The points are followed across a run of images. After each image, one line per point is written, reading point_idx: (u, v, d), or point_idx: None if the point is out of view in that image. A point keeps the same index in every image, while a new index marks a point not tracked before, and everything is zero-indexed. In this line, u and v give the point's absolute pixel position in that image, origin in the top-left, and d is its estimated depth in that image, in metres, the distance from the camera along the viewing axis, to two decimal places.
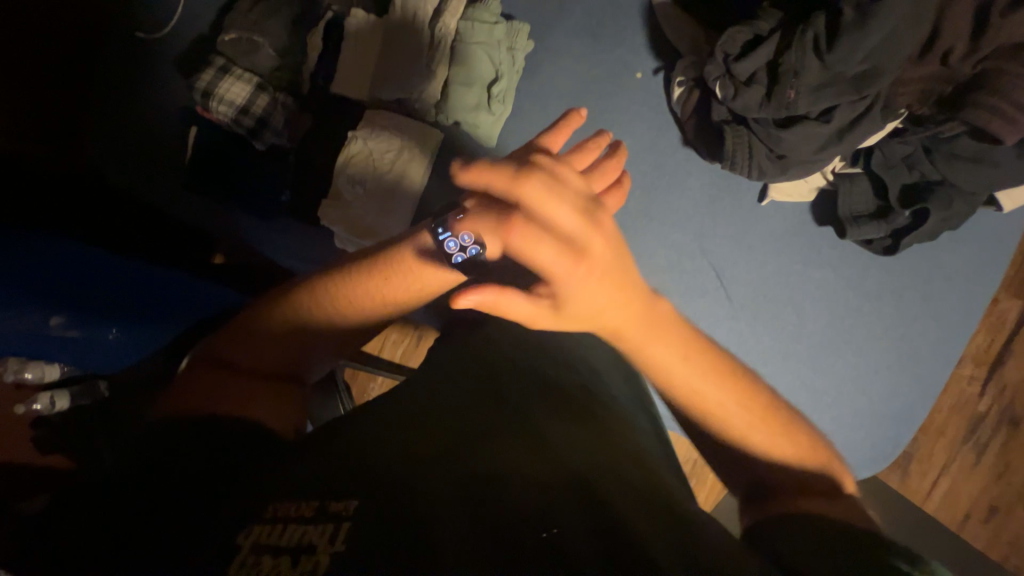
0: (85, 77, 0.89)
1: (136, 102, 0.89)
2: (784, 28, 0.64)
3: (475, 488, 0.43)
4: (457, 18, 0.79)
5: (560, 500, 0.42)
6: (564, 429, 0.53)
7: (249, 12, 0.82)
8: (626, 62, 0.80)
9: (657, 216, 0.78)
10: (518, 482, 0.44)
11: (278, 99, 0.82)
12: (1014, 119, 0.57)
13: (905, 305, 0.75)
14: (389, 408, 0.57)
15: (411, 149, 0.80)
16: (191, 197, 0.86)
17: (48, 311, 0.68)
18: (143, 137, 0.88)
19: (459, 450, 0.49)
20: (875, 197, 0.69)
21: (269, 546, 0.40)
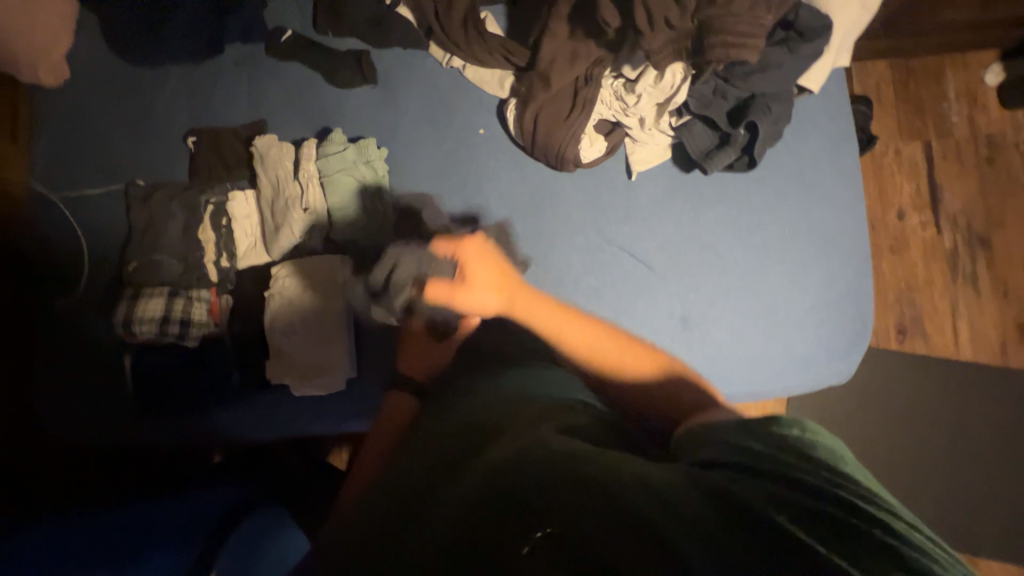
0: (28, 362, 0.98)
1: (76, 360, 0.96)
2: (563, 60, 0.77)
3: (467, 517, 0.40)
4: (313, 159, 0.87)
5: (560, 493, 0.39)
6: (480, 437, 0.53)
7: (142, 241, 0.91)
8: (468, 126, 0.90)
9: (556, 233, 0.85)
10: (510, 486, 0.41)
11: (195, 296, 0.87)
12: (747, 43, 0.66)
13: (797, 199, 0.80)
14: (384, 491, 0.53)
15: (327, 281, 0.86)
16: (150, 422, 0.88)
17: None
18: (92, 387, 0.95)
19: (450, 488, 0.46)
20: (712, 132, 0.76)
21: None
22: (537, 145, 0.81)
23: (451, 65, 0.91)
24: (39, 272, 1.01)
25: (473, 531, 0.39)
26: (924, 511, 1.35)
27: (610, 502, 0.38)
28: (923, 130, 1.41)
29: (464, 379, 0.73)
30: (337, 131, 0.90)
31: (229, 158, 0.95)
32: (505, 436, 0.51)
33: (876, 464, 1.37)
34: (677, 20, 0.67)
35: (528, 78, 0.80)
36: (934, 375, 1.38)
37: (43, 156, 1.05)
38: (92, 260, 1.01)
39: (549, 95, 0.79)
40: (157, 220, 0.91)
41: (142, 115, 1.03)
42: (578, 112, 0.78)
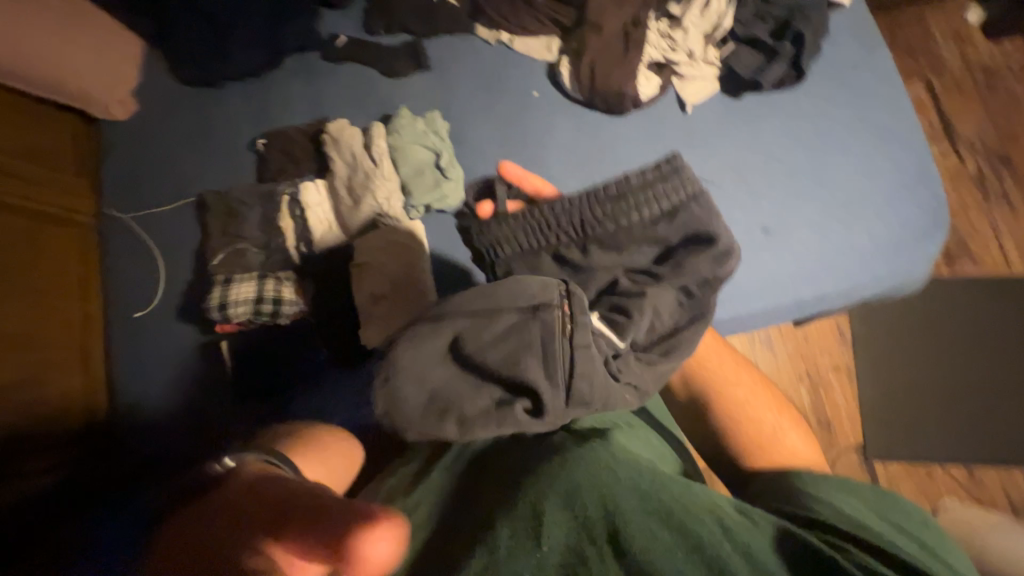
0: (116, 373, 1.02)
1: (166, 364, 1.00)
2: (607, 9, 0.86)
3: (540, 503, 0.51)
4: (384, 135, 0.93)
5: (628, 506, 0.50)
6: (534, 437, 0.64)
7: (224, 233, 0.95)
8: (521, 88, 0.95)
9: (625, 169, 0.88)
10: (581, 485, 0.52)
11: (282, 277, 0.92)
12: None
13: (845, 102, 0.85)
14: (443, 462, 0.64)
15: (408, 244, 0.89)
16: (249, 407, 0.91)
17: None
18: (181, 387, 0.98)
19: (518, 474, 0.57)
20: (757, 50, 0.85)
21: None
22: (596, 92, 0.88)
23: (498, 40, 0.98)
24: (123, 289, 1.06)
25: (538, 513, 0.49)
26: (1013, 431, 1.32)
27: (673, 526, 0.48)
28: (921, 69, 1.51)
29: None
30: (403, 109, 0.96)
31: (298, 153, 1.00)
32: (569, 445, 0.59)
33: (954, 391, 1.35)
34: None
35: (580, 32, 0.89)
36: (993, 293, 1.38)
37: (114, 182, 1.10)
38: (165, 270, 1.05)
39: (601, 42, 0.87)
40: (237, 213, 0.95)
41: (206, 130, 1.09)
42: (636, 47, 0.86)
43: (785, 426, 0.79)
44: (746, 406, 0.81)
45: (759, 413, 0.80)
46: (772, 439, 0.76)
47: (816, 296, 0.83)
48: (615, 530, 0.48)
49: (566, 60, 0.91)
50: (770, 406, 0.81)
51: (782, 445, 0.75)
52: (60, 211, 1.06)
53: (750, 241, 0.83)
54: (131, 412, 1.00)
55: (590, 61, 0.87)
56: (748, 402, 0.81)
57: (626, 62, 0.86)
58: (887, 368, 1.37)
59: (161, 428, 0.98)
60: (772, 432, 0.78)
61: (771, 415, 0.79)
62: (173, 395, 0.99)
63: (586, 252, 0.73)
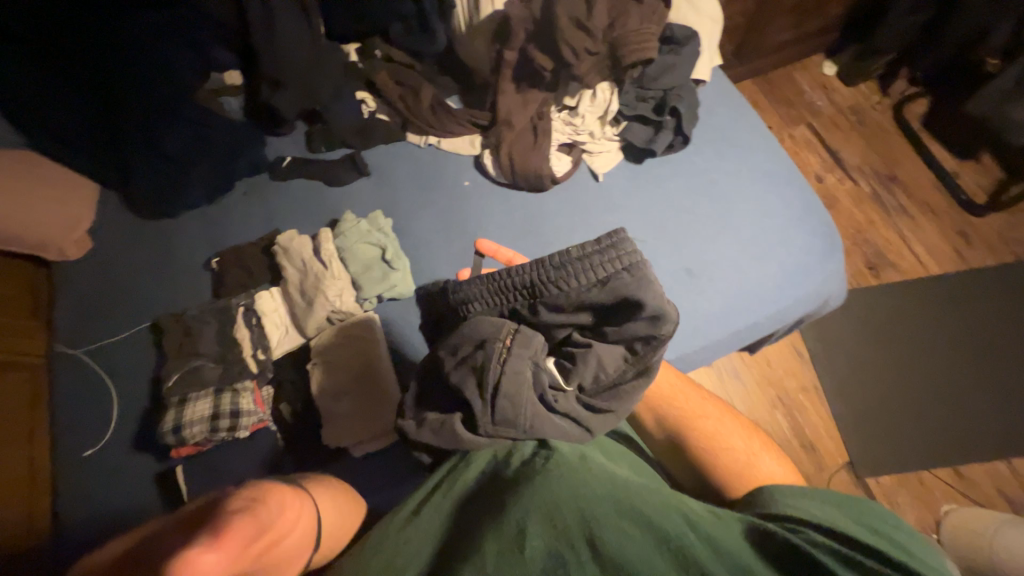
0: (62, 523, 0.94)
1: (120, 503, 0.95)
2: (515, 108, 1.00)
3: (523, 522, 0.52)
4: (332, 239, 1.00)
5: (608, 515, 0.52)
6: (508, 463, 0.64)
7: (179, 353, 0.95)
8: (454, 181, 1.06)
9: (556, 237, 0.97)
10: (563, 498, 0.54)
11: (239, 388, 0.91)
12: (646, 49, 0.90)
13: (730, 156, 1.00)
14: (425, 499, 0.62)
15: (363, 339, 0.92)
16: None
17: None
18: (136, 525, 0.92)
19: (497, 497, 0.58)
20: (647, 125, 0.98)
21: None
22: (517, 174, 0.99)
23: (427, 143, 1.11)
24: (72, 429, 1.02)
25: (521, 531, 0.51)
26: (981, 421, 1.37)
27: (647, 526, 0.51)
28: (802, 115, 1.75)
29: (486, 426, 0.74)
30: (348, 213, 1.04)
31: (251, 265, 1.06)
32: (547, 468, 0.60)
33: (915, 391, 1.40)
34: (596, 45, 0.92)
35: (496, 129, 1.02)
36: (920, 294, 1.50)
37: (66, 320, 1.11)
38: (119, 401, 1.03)
39: (515, 135, 1.00)
40: (192, 331, 0.97)
41: (162, 256, 1.14)
42: (545, 137, 0.99)
43: (758, 449, 0.79)
44: (715, 437, 0.81)
45: (729, 441, 0.80)
46: (747, 463, 0.76)
47: (748, 325, 0.89)
48: (594, 538, 0.50)
49: (488, 153, 1.03)
50: (737, 430, 0.82)
51: (758, 470, 0.75)
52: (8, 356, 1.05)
53: (678, 284, 0.90)
54: (76, 565, 0.91)
55: (509, 151, 0.99)
56: (717, 431, 0.81)
57: (540, 148, 0.98)
58: (852, 380, 1.41)
59: None
60: (746, 456, 0.77)
61: (742, 440, 0.80)
62: (127, 536, 0.92)
63: (536, 309, 0.70)
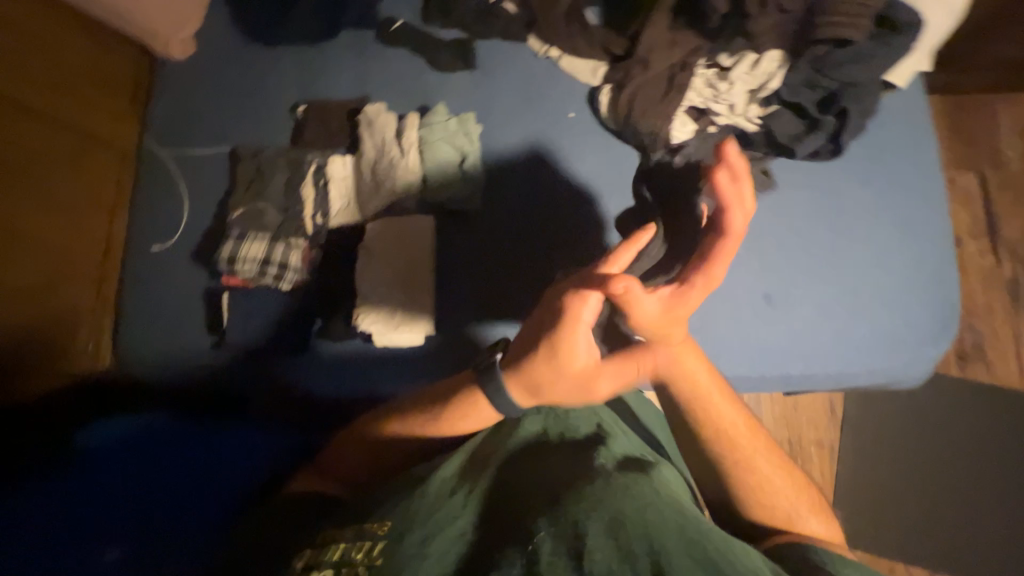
0: (127, 299, 1.08)
1: (174, 302, 1.06)
2: (659, 47, 0.85)
3: (580, 516, 0.49)
4: (417, 128, 0.95)
5: (667, 527, 0.48)
6: (571, 450, 0.61)
7: (249, 190, 0.98)
8: (559, 108, 0.96)
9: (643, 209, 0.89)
10: (621, 503, 0.50)
11: (292, 244, 0.94)
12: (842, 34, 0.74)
13: (878, 188, 0.84)
14: (489, 466, 0.61)
15: (416, 239, 0.92)
16: (239, 360, 0.96)
17: (104, 545, 0.73)
18: (184, 326, 1.04)
19: (555, 483, 0.55)
20: (800, 118, 0.82)
21: (360, 547, 0.50)
22: (630, 125, 0.88)
23: (546, 55, 0.99)
24: (147, 222, 1.11)
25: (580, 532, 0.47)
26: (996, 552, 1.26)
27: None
28: (979, 161, 1.45)
29: None
30: (440, 105, 0.97)
31: (333, 126, 1.03)
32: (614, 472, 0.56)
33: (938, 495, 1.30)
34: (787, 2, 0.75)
35: (627, 64, 0.88)
36: (1000, 405, 1.33)
37: (159, 118, 1.15)
38: (189, 212, 1.09)
39: (646, 78, 0.86)
40: (265, 173, 0.98)
41: (254, 86, 1.12)
42: (678, 93, 0.85)
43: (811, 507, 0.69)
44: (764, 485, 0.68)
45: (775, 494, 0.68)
46: (785, 520, 0.67)
47: (804, 375, 0.82)
48: (657, 566, 0.45)
49: (607, 89, 0.90)
50: (789, 481, 0.70)
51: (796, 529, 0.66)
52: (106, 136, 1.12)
53: (751, 305, 0.82)
54: (132, 337, 1.06)
55: (630, 96, 0.87)
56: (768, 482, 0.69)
57: (667, 104, 0.85)
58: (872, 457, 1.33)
59: (157, 359, 1.04)
60: (787, 515, 0.67)
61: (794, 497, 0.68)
62: (174, 331, 1.04)
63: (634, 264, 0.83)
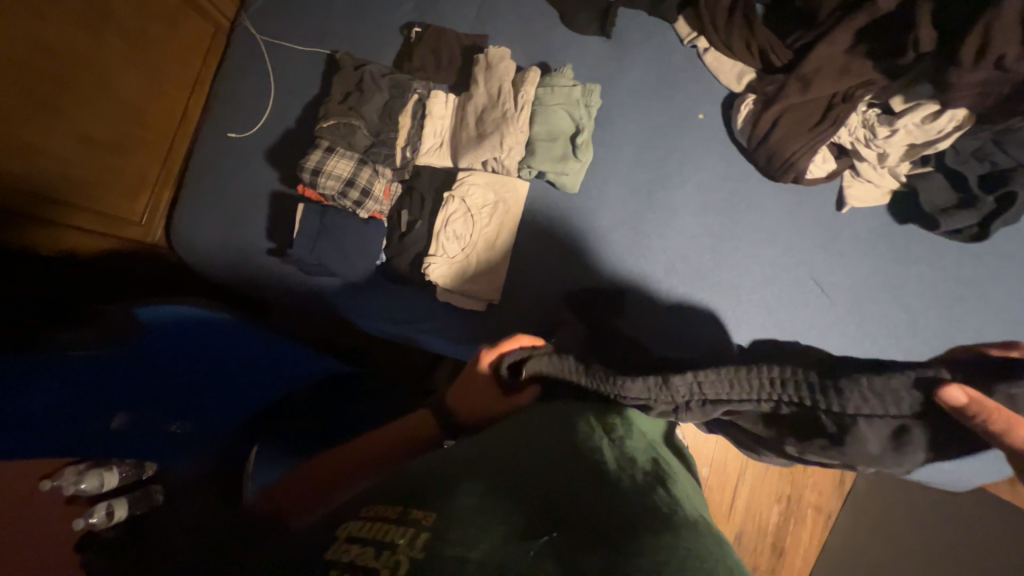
0: (192, 180, 1.04)
1: (238, 195, 1.02)
2: (828, 72, 0.77)
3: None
4: (537, 85, 0.88)
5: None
6: (625, 480, 0.53)
7: (344, 103, 0.93)
8: (689, 106, 0.89)
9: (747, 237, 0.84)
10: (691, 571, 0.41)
11: (379, 171, 0.90)
12: None
13: (1007, 285, 0.78)
14: (530, 467, 0.53)
15: (506, 202, 0.87)
16: (299, 272, 0.95)
17: (111, 413, 0.71)
18: (244, 223, 1.01)
19: (605, 521, 0.46)
20: (955, 189, 0.75)
21: (402, 533, 0.44)
22: (763, 147, 0.81)
23: (692, 44, 0.90)
24: (228, 106, 1.06)
25: None
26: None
27: None
28: None
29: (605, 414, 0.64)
30: (567, 68, 0.90)
31: (445, 58, 0.96)
32: (672, 525, 0.46)
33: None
34: (1011, 63, 0.63)
35: (784, 79, 0.80)
36: None
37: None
38: (273, 106, 1.04)
39: (800, 101, 0.79)
40: (365, 88, 0.93)
41: None
42: (834, 125, 0.77)
43: None
44: None
45: None
46: None
47: None
48: None
49: (751, 99, 0.83)
50: None
51: None
52: (206, 4, 1.06)
53: None
54: (186, 220, 1.03)
55: (775, 116, 0.80)
56: None
57: (816, 134, 0.78)
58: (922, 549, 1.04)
59: (209, 246, 1.01)
60: None
61: None
62: (232, 224, 1.01)
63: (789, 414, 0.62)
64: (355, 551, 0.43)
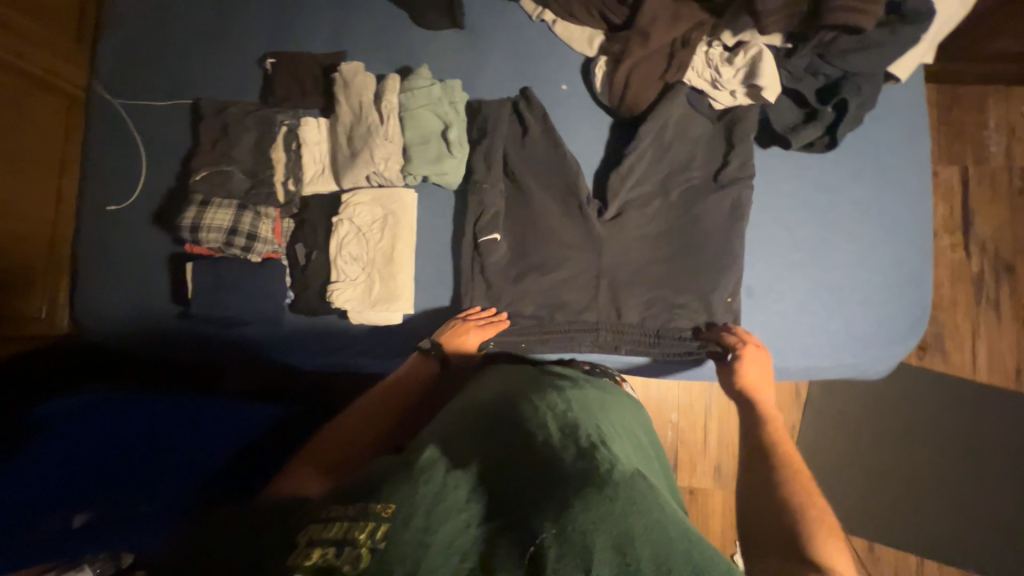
0: (81, 261, 1.01)
1: (133, 265, 0.99)
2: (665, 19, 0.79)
3: (586, 519, 0.41)
4: (397, 92, 0.88)
5: (676, 549, 0.40)
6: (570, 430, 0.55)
7: (212, 150, 0.90)
8: (551, 79, 0.91)
9: (626, 220, 0.83)
10: (636, 502, 0.43)
11: (263, 213, 0.90)
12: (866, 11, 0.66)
13: (869, 183, 0.84)
14: (477, 445, 0.54)
15: (395, 213, 0.88)
16: (213, 328, 0.95)
17: (69, 512, 0.70)
18: (145, 292, 0.99)
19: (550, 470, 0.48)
20: (799, 108, 0.80)
21: (361, 528, 0.42)
22: (637, 140, 0.82)
23: (541, 18, 0.91)
24: (101, 178, 1.02)
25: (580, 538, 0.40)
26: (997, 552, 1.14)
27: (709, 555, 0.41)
28: None
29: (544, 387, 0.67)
30: (423, 68, 0.90)
31: (306, 82, 0.94)
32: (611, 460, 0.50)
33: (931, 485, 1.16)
34: None
35: (626, 36, 0.82)
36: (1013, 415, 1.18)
37: (109, 61, 1.04)
38: (147, 168, 1.01)
39: (646, 54, 0.81)
40: (230, 131, 0.91)
41: (217, 31, 1.01)
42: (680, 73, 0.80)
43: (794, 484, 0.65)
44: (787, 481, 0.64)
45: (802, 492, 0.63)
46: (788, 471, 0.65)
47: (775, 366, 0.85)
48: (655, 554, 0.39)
49: (604, 58, 0.85)
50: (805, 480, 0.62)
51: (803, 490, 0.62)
52: (53, 79, 1.02)
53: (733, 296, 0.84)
54: (85, 302, 1.00)
55: (626, 71, 0.82)
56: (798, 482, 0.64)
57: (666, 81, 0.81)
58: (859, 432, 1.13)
59: (113, 325, 0.99)
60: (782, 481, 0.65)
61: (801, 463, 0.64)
62: (133, 296, 0.99)
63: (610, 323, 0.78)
64: (317, 554, 0.41)
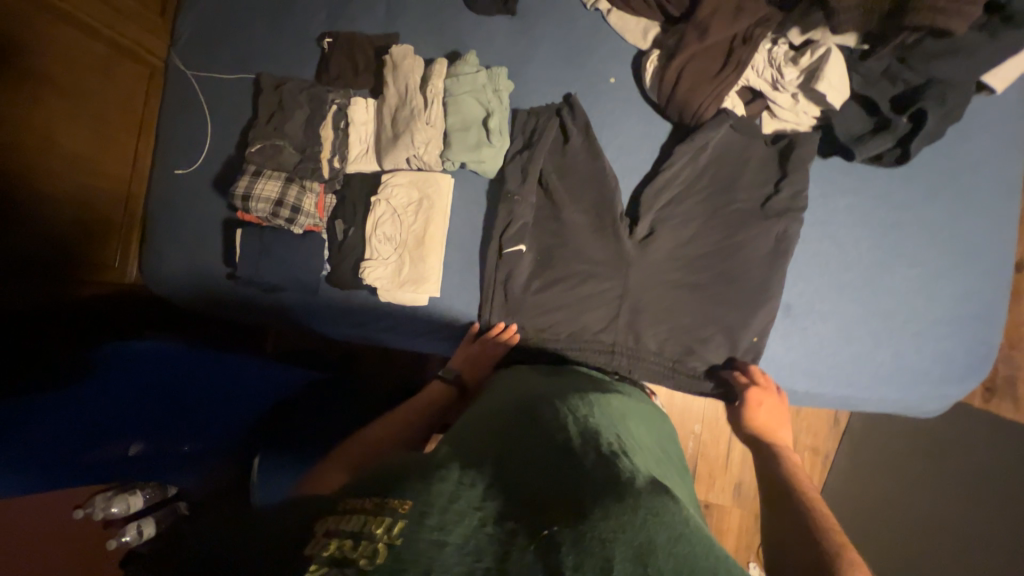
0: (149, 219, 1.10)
1: (193, 227, 1.08)
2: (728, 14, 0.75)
3: (605, 528, 0.39)
4: (443, 77, 0.88)
5: (703, 564, 0.38)
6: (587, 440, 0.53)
7: (268, 124, 0.95)
8: (599, 70, 0.88)
9: (663, 223, 0.80)
10: (658, 515, 0.40)
11: (307, 187, 0.95)
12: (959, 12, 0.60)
13: (945, 204, 0.76)
14: (492, 452, 0.52)
15: (430, 198, 0.90)
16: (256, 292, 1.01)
17: (126, 441, 0.80)
18: (202, 252, 1.07)
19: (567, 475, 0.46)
20: (869, 116, 0.73)
21: (380, 523, 0.41)
22: (688, 141, 0.78)
23: (595, 7, 0.88)
24: (171, 144, 1.11)
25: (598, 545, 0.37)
26: None
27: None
28: None
29: (565, 396, 0.64)
30: (470, 53, 0.90)
31: (358, 62, 0.97)
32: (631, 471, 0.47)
33: None
34: None
35: (682, 29, 0.78)
36: None
37: (186, 34, 1.11)
38: (211, 137, 1.09)
39: (702, 49, 0.76)
40: (285, 107, 0.95)
41: (281, 9, 1.06)
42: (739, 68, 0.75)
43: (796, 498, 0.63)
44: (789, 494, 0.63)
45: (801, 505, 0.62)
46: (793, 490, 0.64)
47: (809, 393, 0.80)
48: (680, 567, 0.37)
49: (656, 51, 0.81)
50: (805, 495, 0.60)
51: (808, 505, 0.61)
52: (136, 49, 1.10)
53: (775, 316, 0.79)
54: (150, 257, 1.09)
55: (679, 65, 0.77)
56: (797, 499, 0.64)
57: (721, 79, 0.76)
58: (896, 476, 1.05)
59: (173, 279, 1.08)
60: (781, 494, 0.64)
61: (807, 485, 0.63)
62: (190, 255, 1.07)
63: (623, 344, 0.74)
64: (334, 545, 0.39)
